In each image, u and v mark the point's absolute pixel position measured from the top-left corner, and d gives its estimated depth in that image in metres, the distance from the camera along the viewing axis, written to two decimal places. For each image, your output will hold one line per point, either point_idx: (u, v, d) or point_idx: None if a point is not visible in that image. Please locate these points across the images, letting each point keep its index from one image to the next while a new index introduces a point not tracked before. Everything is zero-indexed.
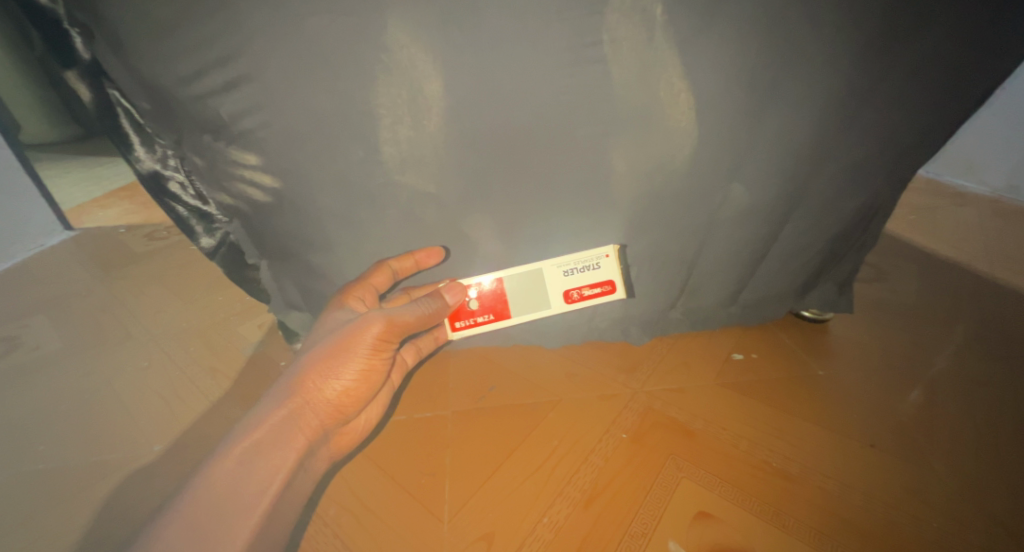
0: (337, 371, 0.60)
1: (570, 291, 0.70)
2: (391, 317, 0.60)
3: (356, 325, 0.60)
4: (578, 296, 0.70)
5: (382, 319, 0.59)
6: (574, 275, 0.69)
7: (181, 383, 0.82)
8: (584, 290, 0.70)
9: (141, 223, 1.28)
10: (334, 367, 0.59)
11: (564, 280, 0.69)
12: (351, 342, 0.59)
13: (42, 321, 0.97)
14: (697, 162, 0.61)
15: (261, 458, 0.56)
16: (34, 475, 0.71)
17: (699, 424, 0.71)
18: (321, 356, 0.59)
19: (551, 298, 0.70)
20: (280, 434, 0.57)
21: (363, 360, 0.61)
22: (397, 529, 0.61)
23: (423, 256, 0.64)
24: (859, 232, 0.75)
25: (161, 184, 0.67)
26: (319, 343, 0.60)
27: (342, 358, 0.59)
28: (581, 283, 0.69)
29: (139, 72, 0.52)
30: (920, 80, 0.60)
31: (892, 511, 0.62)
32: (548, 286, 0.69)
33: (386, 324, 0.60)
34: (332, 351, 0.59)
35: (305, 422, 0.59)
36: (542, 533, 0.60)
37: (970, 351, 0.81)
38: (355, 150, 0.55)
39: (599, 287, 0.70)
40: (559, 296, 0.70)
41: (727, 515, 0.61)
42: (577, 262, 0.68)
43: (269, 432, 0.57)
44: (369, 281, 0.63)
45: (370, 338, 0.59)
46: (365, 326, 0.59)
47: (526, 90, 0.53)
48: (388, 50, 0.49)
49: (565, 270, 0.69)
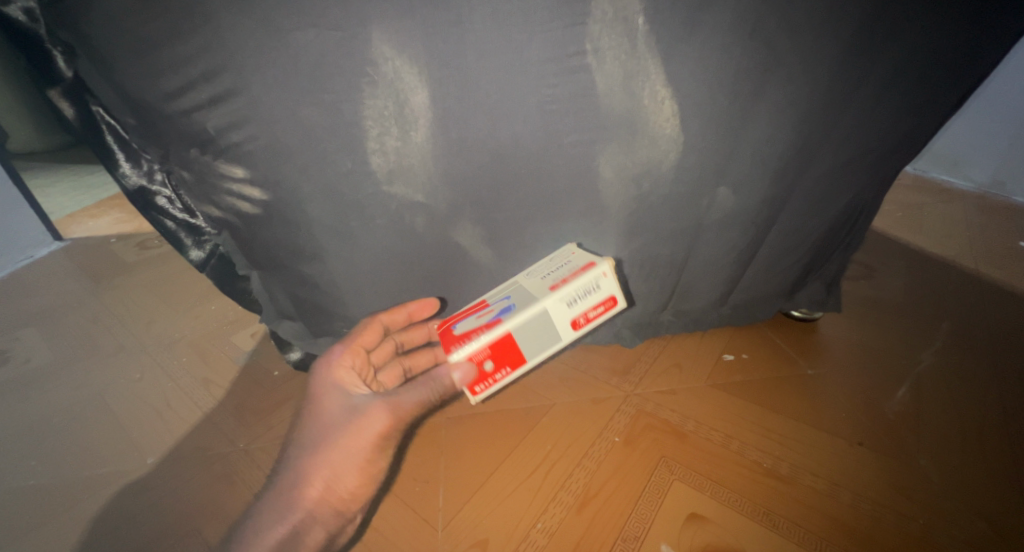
0: (342, 464, 0.56)
1: (577, 317, 0.55)
2: (394, 406, 0.57)
3: (358, 417, 0.57)
4: (581, 317, 0.55)
5: (387, 410, 0.57)
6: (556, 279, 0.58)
7: (174, 393, 0.82)
8: (587, 310, 0.55)
9: (131, 232, 1.28)
10: (338, 467, 0.56)
11: (552, 290, 0.58)
12: (353, 435, 0.56)
13: (33, 334, 0.97)
14: (684, 168, 0.62)
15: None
16: (27, 492, 0.71)
17: (690, 425, 0.71)
18: (323, 452, 0.56)
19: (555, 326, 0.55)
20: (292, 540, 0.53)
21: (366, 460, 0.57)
22: (391, 536, 0.62)
23: (417, 309, 0.68)
24: (845, 232, 0.76)
25: (148, 199, 0.67)
26: (317, 447, 0.56)
27: (346, 462, 0.56)
28: (564, 281, 0.58)
29: (124, 89, 0.52)
30: (901, 83, 0.61)
31: (879, 508, 0.63)
32: (550, 315, 0.54)
33: (390, 414, 0.57)
34: (331, 457, 0.56)
35: (315, 522, 0.55)
36: (536, 538, 0.61)
37: (956, 347, 0.82)
38: (344, 162, 0.55)
39: (600, 303, 0.56)
40: (563, 324, 0.55)
41: (716, 516, 0.62)
42: (552, 267, 0.60)
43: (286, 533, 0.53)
44: (359, 342, 0.63)
45: (376, 429, 0.57)
46: (369, 419, 0.57)
47: (512, 101, 0.53)
48: (375, 62, 0.49)
49: (546, 276, 0.58)
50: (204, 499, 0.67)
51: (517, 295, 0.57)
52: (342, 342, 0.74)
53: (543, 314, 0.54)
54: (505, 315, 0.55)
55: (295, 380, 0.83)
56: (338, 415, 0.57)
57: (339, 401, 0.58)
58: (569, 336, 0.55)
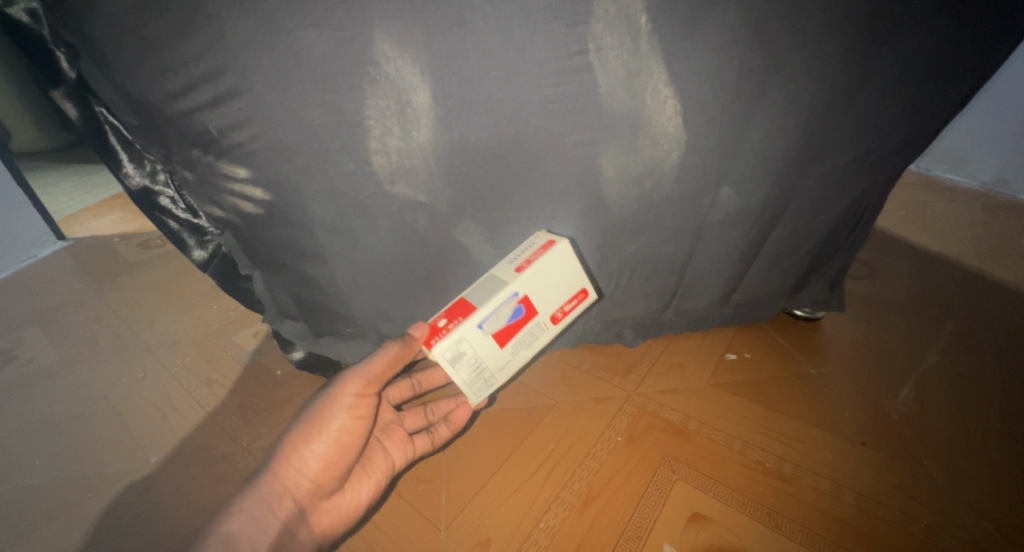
0: (316, 435, 0.60)
1: (521, 264, 0.61)
2: (364, 375, 0.62)
3: (333, 391, 0.62)
4: (526, 264, 0.60)
5: (357, 380, 0.62)
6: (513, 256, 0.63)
7: (177, 393, 0.82)
8: (531, 257, 0.61)
9: (134, 232, 1.28)
10: (306, 431, 0.60)
11: (513, 263, 0.61)
12: (327, 406, 0.61)
13: (36, 333, 0.97)
14: (686, 167, 0.61)
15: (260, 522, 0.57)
16: (31, 491, 0.71)
17: (692, 425, 0.71)
18: (302, 424, 0.61)
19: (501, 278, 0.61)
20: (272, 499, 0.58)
21: (331, 422, 0.61)
22: (394, 536, 0.62)
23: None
24: (848, 231, 0.76)
25: (151, 199, 0.67)
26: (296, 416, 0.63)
27: (311, 424, 0.60)
28: (523, 254, 0.62)
29: (126, 90, 0.52)
30: (905, 81, 0.60)
31: (882, 508, 0.62)
32: (497, 276, 0.61)
33: (361, 383, 0.62)
34: (302, 420, 0.61)
35: (291, 489, 0.59)
36: (539, 538, 0.61)
37: (959, 346, 0.82)
38: (346, 162, 0.55)
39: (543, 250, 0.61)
40: (508, 273, 0.61)
41: (718, 515, 0.62)
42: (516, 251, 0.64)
43: (268, 492, 0.58)
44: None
45: (347, 399, 0.61)
46: (341, 390, 0.62)
47: (514, 101, 0.53)
48: (376, 62, 0.49)
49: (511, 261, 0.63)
50: (207, 499, 0.68)
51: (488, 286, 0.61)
52: (345, 342, 0.74)
53: (488, 276, 0.62)
54: None
55: (297, 380, 0.83)
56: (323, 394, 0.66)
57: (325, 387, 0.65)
58: (510, 276, 0.60)
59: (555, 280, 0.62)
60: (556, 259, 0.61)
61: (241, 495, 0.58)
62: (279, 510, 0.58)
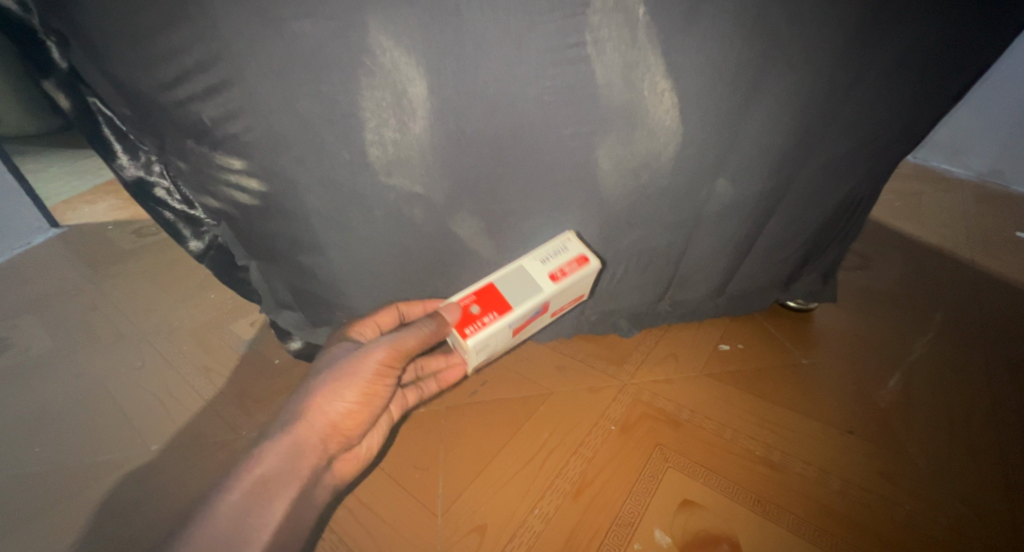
0: (339, 395, 0.59)
1: (556, 271, 0.62)
2: (393, 344, 0.60)
3: (358, 354, 0.61)
4: (561, 275, 0.62)
5: (384, 346, 0.60)
6: (546, 254, 0.63)
7: (176, 382, 0.83)
8: (566, 268, 0.62)
9: (128, 219, 1.27)
10: (337, 388, 0.59)
11: (545, 265, 0.62)
12: (352, 370, 0.60)
13: (32, 322, 0.97)
14: (682, 160, 0.61)
15: (274, 486, 0.56)
16: (33, 478, 0.72)
17: (685, 414, 0.73)
18: (325, 383, 0.60)
19: (538, 282, 0.61)
20: (290, 462, 0.57)
21: (363, 385, 0.60)
22: (391, 521, 0.63)
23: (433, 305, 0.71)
24: (842, 223, 0.76)
25: (146, 190, 0.67)
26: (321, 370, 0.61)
27: (342, 385, 0.60)
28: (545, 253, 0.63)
29: (119, 80, 0.52)
30: (902, 75, 0.60)
31: (867, 494, 0.64)
32: (531, 274, 0.62)
33: (387, 351, 0.60)
34: (333, 377, 0.60)
35: (311, 448, 0.59)
36: (533, 524, 0.62)
37: (946, 337, 0.83)
38: (341, 153, 0.54)
39: (578, 261, 0.63)
40: (544, 278, 0.61)
41: (709, 502, 0.63)
42: (546, 248, 0.64)
43: (284, 456, 0.57)
44: (376, 319, 0.67)
45: (372, 365, 0.60)
46: (367, 355, 0.60)
47: (510, 92, 0.53)
48: (371, 53, 0.48)
49: (543, 257, 0.63)
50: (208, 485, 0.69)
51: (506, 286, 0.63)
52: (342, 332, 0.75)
53: (520, 269, 0.62)
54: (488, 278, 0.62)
55: (295, 369, 0.84)
56: (344, 350, 0.63)
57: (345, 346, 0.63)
58: (546, 286, 0.61)
59: (579, 288, 0.64)
60: (586, 275, 0.63)
61: (258, 455, 0.57)
62: (297, 471, 0.57)
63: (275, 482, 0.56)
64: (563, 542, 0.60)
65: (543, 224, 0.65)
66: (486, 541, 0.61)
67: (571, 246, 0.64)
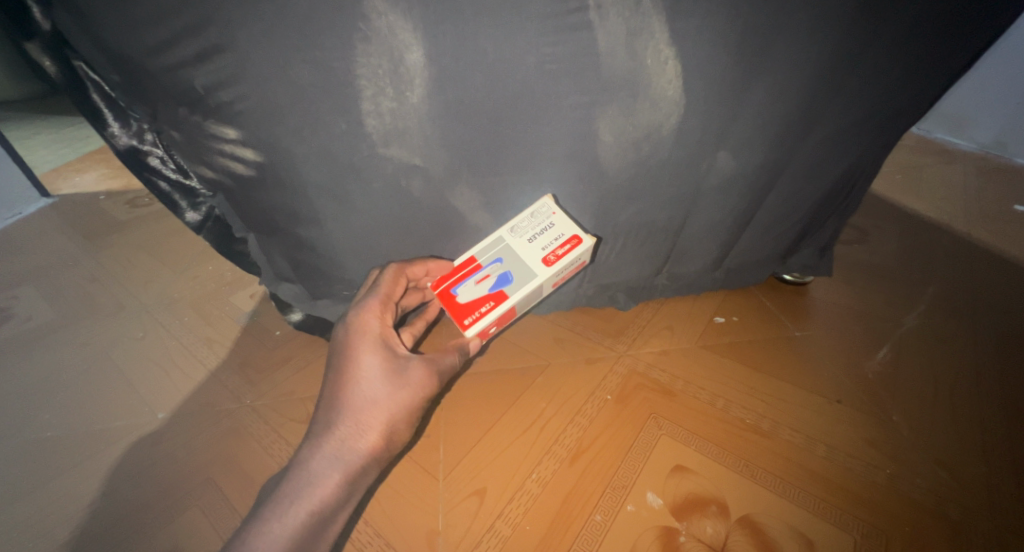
0: (391, 426, 0.56)
1: (557, 283, 0.63)
2: (438, 376, 0.59)
3: (406, 383, 0.57)
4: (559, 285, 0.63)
5: (431, 378, 0.58)
6: (559, 264, 0.60)
7: (178, 352, 0.84)
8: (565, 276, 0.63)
9: (121, 189, 1.26)
10: (392, 416, 0.56)
11: (555, 278, 0.61)
12: (404, 398, 0.57)
13: (31, 292, 0.97)
14: (684, 131, 0.60)
15: (330, 518, 0.53)
16: (42, 444, 0.73)
17: (680, 385, 0.75)
18: (376, 417, 0.55)
19: (543, 295, 0.62)
20: (349, 496, 0.54)
21: (413, 411, 0.57)
22: (393, 484, 0.65)
23: (434, 268, 0.67)
24: (842, 196, 0.76)
25: (140, 159, 0.66)
26: (368, 393, 0.56)
27: (397, 413, 0.56)
28: (551, 243, 0.61)
29: (107, 44, 0.50)
30: (908, 44, 0.59)
31: (853, 460, 0.66)
32: (543, 289, 0.61)
33: (434, 382, 0.58)
34: (385, 406, 0.56)
35: (366, 475, 0.55)
36: (531, 488, 0.64)
37: (938, 309, 0.85)
38: (338, 123, 0.53)
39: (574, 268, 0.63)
40: (548, 291, 0.62)
41: (701, 467, 0.65)
42: (534, 228, 0.62)
43: (340, 488, 0.54)
44: (392, 299, 0.61)
45: (420, 396, 0.57)
46: (415, 386, 0.57)
47: (509, 60, 0.51)
48: (366, 17, 0.47)
49: (557, 270, 0.60)
50: (215, 452, 0.70)
51: (510, 259, 0.61)
52: (341, 304, 0.75)
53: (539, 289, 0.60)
54: (504, 285, 0.60)
55: (296, 340, 0.85)
56: (385, 368, 0.56)
57: (381, 363, 0.56)
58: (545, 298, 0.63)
59: None
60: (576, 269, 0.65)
61: (310, 493, 0.53)
62: (353, 503, 0.55)
63: (331, 515, 0.53)
64: (559, 505, 0.63)
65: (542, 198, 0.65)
66: (485, 503, 0.63)
67: (584, 255, 0.62)
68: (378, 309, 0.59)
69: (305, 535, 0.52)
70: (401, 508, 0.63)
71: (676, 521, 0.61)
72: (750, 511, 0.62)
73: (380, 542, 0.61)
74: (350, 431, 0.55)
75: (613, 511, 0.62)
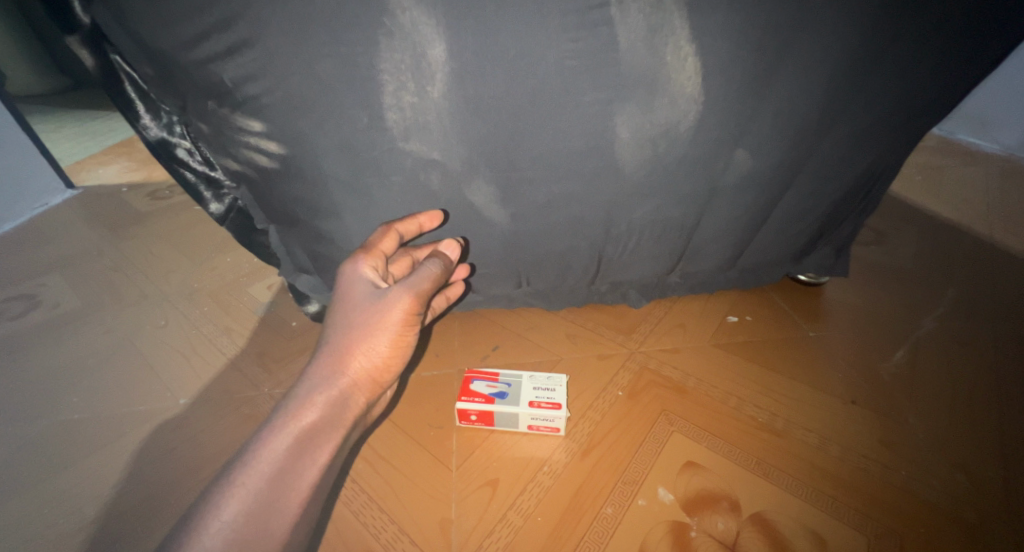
0: (371, 351, 0.56)
1: (534, 401, 0.68)
2: (416, 290, 0.57)
3: (382, 306, 0.56)
4: (536, 404, 0.68)
5: (409, 295, 0.56)
6: (535, 391, 0.70)
7: (198, 341, 0.86)
8: (541, 402, 0.68)
9: (143, 182, 1.30)
10: (368, 340, 0.56)
11: (533, 392, 0.70)
12: (381, 323, 0.56)
13: (58, 280, 1.00)
14: (702, 129, 0.60)
15: (315, 442, 0.51)
16: (67, 428, 0.75)
17: (691, 383, 0.75)
18: (357, 340, 0.55)
19: (518, 403, 0.68)
20: (334, 421, 0.53)
21: (394, 334, 0.56)
22: (409, 473, 0.67)
23: (428, 221, 0.63)
24: (861, 197, 0.76)
25: (169, 151, 0.69)
26: (351, 328, 0.55)
27: (378, 338, 0.56)
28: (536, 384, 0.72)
29: (141, 39, 0.52)
30: (930, 43, 0.59)
31: (864, 459, 0.66)
32: (518, 395, 0.69)
33: (412, 299, 0.57)
34: (366, 329, 0.55)
35: (351, 402, 0.55)
36: (542, 480, 0.65)
37: (957, 312, 0.84)
38: (360, 117, 0.54)
39: (551, 403, 0.68)
40: (524, 402, 0.68)
41: (710, 463, 0.66)
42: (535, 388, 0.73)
43: (324, 414, 0.52)
44: (379, 247, 0.59)
45: (399, 317, 0.56)
46: (392, 306, 0.56)
47: (531, 57, 0.52)
48: (391, 13, 0.48)
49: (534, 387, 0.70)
50: (233, 438, 0.72)
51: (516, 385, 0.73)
52: None
53: (513, 390, 0.70)
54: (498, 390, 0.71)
55: (312, 331, 0.87)
56: (366, 301, 0.56)
57: (363, 298, 0.56)
58: (520, 407, 0.68)
59: None
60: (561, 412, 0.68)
61: (295, 415, 0.52)
62: (339, 430, 0.53)
63: (315, 441, 0.52)
64: (570, 498, 0.63)
65: (560, 198, 0.65)
66: (497, 494, 0.64)
67: (562, 390, 0.69)
68: (365, 259, 0.57)
69: (289, 461, 0.50)
70: (414, 497, 0.64)
71: (686, 516, 0.61)
72: (761, 508, 0.62)
73: (394, 529, 0.62)
74: (329, 362, 0.54)
75: (624, 505, 0.62)
